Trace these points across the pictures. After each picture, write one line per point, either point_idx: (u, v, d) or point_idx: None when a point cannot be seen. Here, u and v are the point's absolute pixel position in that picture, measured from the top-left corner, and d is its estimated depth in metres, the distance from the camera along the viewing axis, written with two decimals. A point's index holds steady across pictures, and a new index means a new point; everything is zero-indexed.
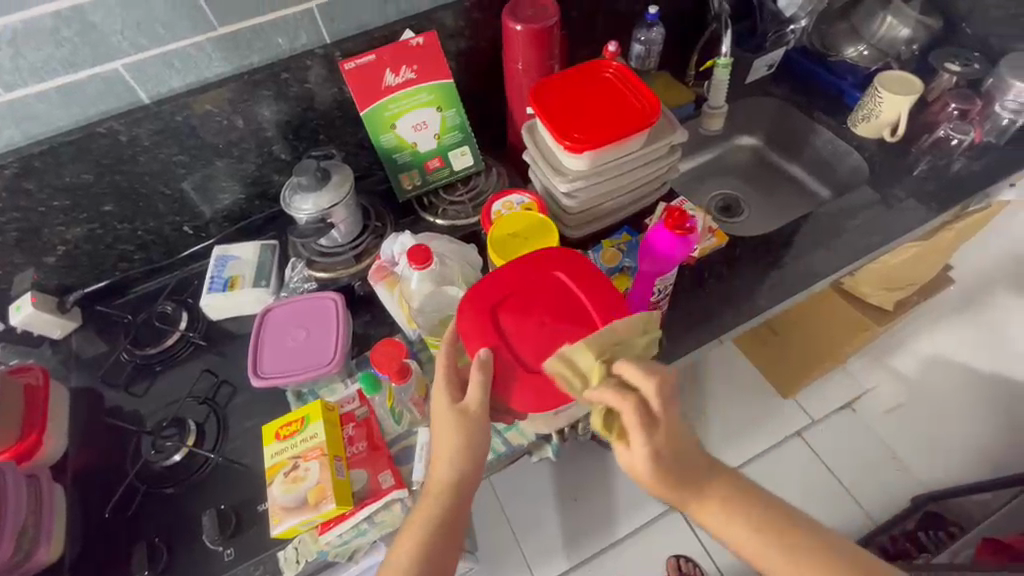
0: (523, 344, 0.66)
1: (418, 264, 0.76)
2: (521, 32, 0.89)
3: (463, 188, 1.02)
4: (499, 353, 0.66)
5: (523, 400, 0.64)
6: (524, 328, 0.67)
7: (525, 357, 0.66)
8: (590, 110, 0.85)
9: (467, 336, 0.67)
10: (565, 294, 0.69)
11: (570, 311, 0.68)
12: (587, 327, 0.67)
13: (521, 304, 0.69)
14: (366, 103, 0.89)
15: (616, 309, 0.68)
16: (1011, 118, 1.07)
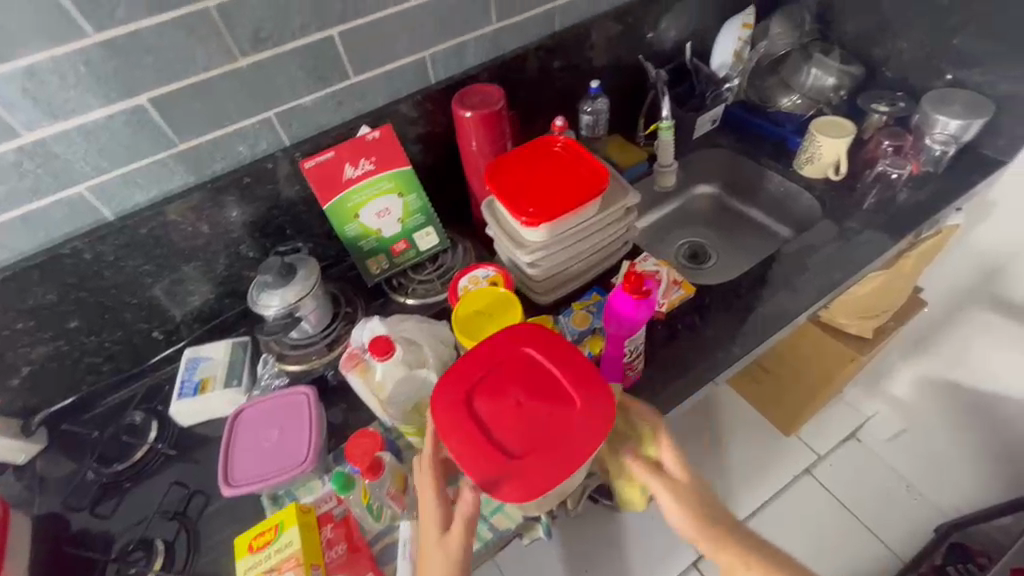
0: (501, 428, 0.65)
1: (380, 355, 0.77)
2: (471, 117, 0.94)
3: (432, 266, 1.04)
4: (478, 442, 0.64)
5: (507, 488, 0.62)
6: (500, 411, 0.66)
7: (505, 443, 0.64)
8: (543, 184, 0.89)
9: (441, 427, 0.66)
10: (539, 371, 0.69)
11: (544, 386, 0.67)
12: (566, 403, 0.66)
13: (494, 385, 0.68)
14: (328, 196, 0.92)
15: (591, 377, 0.67)
16: (942, 148, 1.12)
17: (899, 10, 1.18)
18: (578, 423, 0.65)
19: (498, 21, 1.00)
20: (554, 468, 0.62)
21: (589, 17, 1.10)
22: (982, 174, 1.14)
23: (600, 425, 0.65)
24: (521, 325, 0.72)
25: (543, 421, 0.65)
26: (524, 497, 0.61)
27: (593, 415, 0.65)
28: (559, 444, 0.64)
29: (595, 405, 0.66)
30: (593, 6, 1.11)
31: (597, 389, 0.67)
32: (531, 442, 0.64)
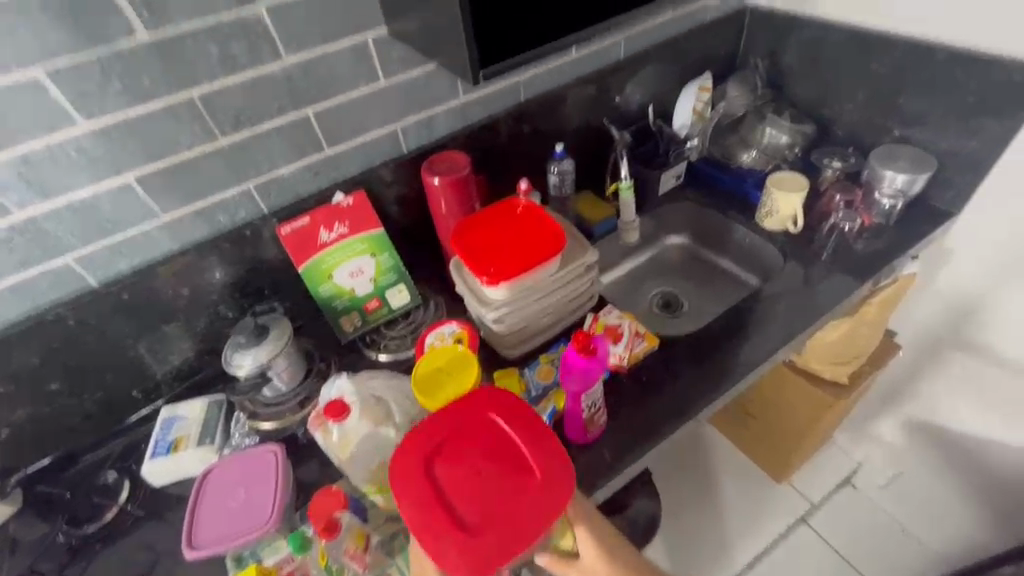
0: (459, 498, 0.67)
1: (334, 416, 0.80)
2: (439, 182, 1.01)
3: (404, 322, 1.08)
4: (437, 511, 0.66)
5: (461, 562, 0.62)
6: (458, 480, 0.68)
7: (465, 514, 0.66)
8: (505, 245, 0.94)
9: (400, 495, 0.67)
10: (502, 440, 0.71)
11: (506, 456, 0.70)
12: (526, 474, 0.68)
13: (456, 453, 0.70)
14: (303, 259, 0.97)
15: (549, 445, 0.70)
16: (891, 202, 1.18)
17: (845, 74, 1.27)
18: (535, 493, 0.67)
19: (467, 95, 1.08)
20: (510, 541, 0.64)
21: (553, 89, 1.19)
22: (932, 225, 1.20)
23: (561, 497, 0.67)
24: (482, 392, 0.75)
25: (502, 492, 0.67)
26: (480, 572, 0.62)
27: (551, 485, 0.67)
28: (515, 515, 0.65)
29: (553, 475, 0.68)
30: (557, 78, 1.20)
31: (558, 460, 0.69)
32: (490, 514, 0.66)
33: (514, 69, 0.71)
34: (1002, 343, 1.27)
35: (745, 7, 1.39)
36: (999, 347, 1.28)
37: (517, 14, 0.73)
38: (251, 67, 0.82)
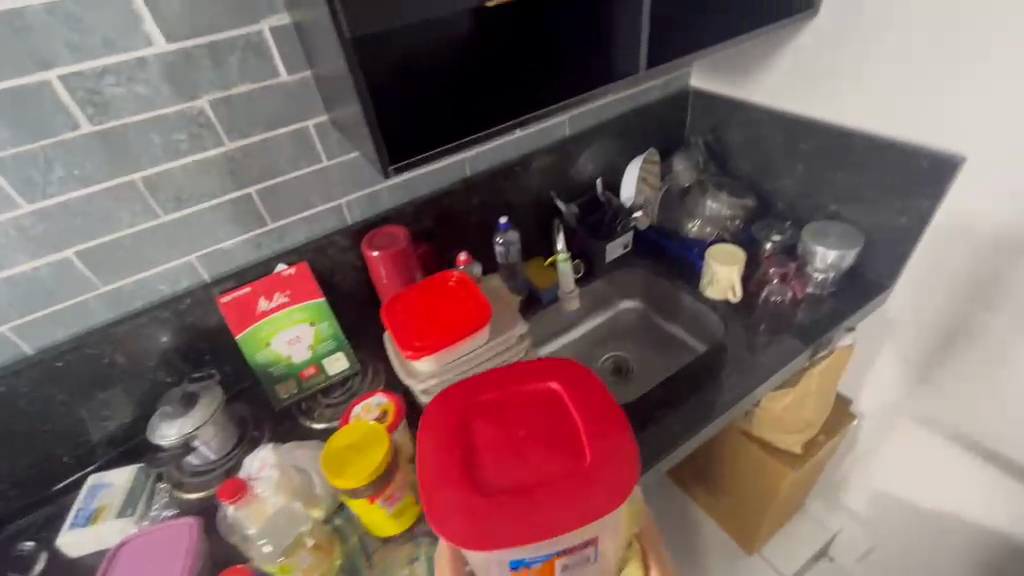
0: (485, 456, 0.68)
1: (226, 496, 0.79)
2: (378, 256, 1.06)
3: (341, 389, 1.10)
4: (463, 462, 0.67)
5: (462, 520, 0.62)
6: (491, 440, 0.69)
7: (494, 477, 0.66)
8: (434, 318, 0.97)
9: (432, 435, 0.70)
10: (556, 418, 0.71)
11: (556, 433, 0.69)
12: (572, 459, 0.66)
13: (502, 416, 0.72)
14: (241, 327, 1.00)
15: (608, 434, 0.67)
16: (823, 275, 1.22)
17: (779, 153, 1.33)
18: (576, 484, 0.64)
19: (411, 172, 1.14)
20: (532, 520, 0.61)
21: (499, 164, 1.25)
22: (866, 297, 1.23)
23: (605, 493, 0.63)
24: (545, 364, 0.77)
25: (536, 467, 0.66)
26: (488, 540, 0.60)
27: (590, 482, 0.63)
28: (545, 499, 0.63)
29: (594, 470, 0.64)
30: (505, 154, 1.27)
31: (613, 453, 0.66)
32: (520, 485, 0.65)
33: (420, 163, 0.77)
34: (948, 415, 1.26)
35: (688, 90, 1.49)
36: (948, 421, 1.27)
37: (426, 108, 0.78)
38: (194, 151, 0.88)
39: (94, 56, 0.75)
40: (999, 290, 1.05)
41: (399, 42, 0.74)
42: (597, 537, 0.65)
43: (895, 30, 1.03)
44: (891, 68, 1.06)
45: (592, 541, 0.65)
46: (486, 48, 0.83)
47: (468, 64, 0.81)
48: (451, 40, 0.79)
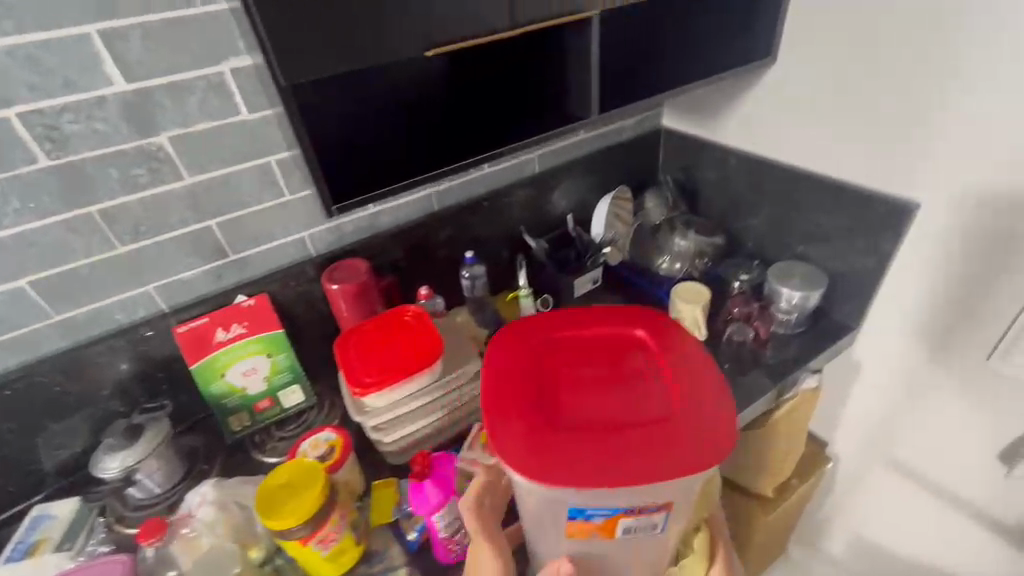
0: (556, 392, 0.64)
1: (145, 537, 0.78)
2: (337, 290, 1.06)
3: (295, 422, 1.09)
4: (534, 398, 0.63)
5: (526, 451, 0.58)
6: (563, 379, 0.66)
7: (567, 415, 0.62)
8: (387, 353, 0.97)
9: (500, 367, 0.67)
10: (637, 365, 0.67)
11: (638, 380, 0.65)
12: (657, 408, 0.62)
13: (575, 359, 0.68)
14: (196, 357, 0.99)
15: (698, 386, 0.63)
16: (787, 315, 1.22)
17: (746, 192, 1.35)
18: (661, 431, 0.59)
19: (377, 206, 1.16)
20: (610, 462, 0.57)
21: (467, 198, 1.27)
22: (833, 338, 1.22)
23: (694, 444, 0.58)
24: (627, 312, 0.73)
25: (615, 411, 0.62)
26: (559, 476, 0.56)
27: (673, 440, 0.58)
28: (625, 441, 0.59)
29: (679, 429, 0.59)
30: (473, 189, 1.29)
31: (704, 405, 0.61)
32: (598, 427, 0.60)
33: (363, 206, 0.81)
34: (921, 462, 1.23)
35: (659, 129, 1.52)
36: (922, 466, 1.23)
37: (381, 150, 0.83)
38: (153, 185, 0.90)
39: (54, 95, 0.77)
40: (960, 332, 1.05)
41: (402, 72, 0.82)
42: (671, 504, 0.60)
43: (848, 80, 1.06)
44: (849, 114, 1.08)
45: (667, 506, 0.60)
46: (461, 84, 0.88)
47: (450, 100, 0.87)
48: (429, 75, 0.85)
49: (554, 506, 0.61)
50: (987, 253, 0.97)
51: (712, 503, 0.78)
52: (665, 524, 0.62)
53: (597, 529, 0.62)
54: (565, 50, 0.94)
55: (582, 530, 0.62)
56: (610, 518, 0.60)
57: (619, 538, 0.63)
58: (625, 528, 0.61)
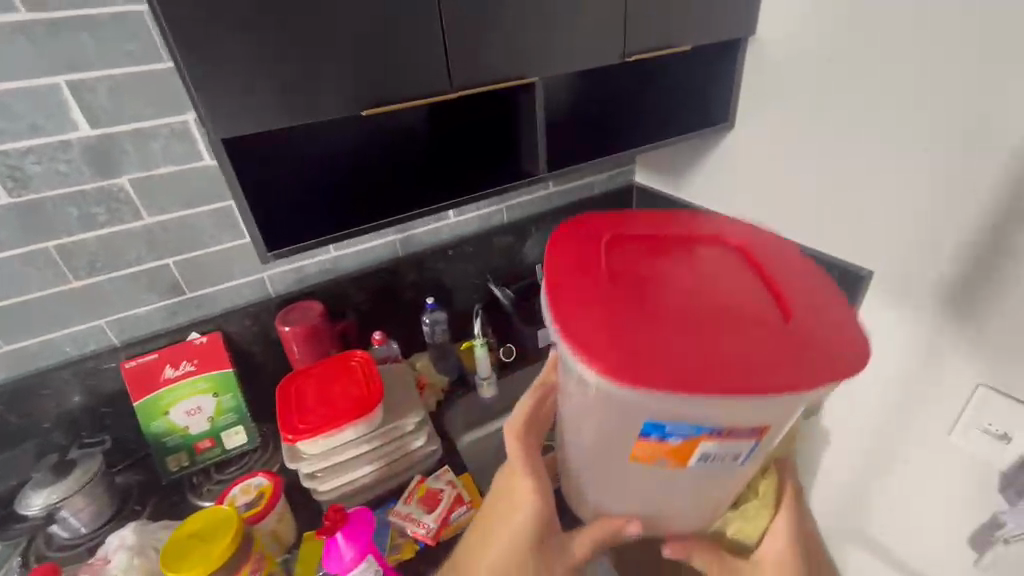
0: (642, 286, 0.55)
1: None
2: (289, 331, 1.07)
3: (236, 464, 1.07)
4: (608, 290, 0.55)
5: (601, 342, 0.50)
6: (650, 274, 0.57)
7: (649, 309, 0.53)
8: (328, 400, 0.96)
9: (563, 262, 0.59)
10: (726, 269, 0.59)
11: (731, 283, 0.57)
12: (757, 314, 0.53)
13: (653, 257, 0.60)
14: (140, 394, 0.99)
15: (802, 297, 0.55)
16: None
17: None
18: (764, 337, 0.50)
19: (340, 249, 1.18)
20: (705, 361, 0.48)
21: (433, 245, 1.29)
22: None
23: (805, 354, 0.49)
24: (708, 223, 0.66)
25: (707, 310, 0.53)
26: (643, 370, 0.47)
27: (790, 349, 0.49)
28: (719, 342, 0.50)
29: (784, 337, 0.50)
30: (438, 237, 1.31)
31: (812, 318, 0.53)
32: (686, 324, 0.51)
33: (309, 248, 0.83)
34: (897, 545, 1.14)
35: (633, 185, 1.54)
36: (897, 551, 1.14)
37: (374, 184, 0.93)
38: (111, 224, 0.93)
39: (19, 138, 0.82)
40: (909, 411, 1.01)
41: (390, 126, 0.98)
42: (763, 428, 0.51)
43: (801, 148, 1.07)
44: None
45: (761, 432, 0.52)
46: (439, 136, 1.01)
47: (432, 151, 0.99)
48: (415, 127, 1.00)
49: (629, 421, 0.52)
50: (925, 332, 0.93)
51: (784, 443, 0.70)
52: (750, 454, 0.55)
53: (670, 458, 0.53)
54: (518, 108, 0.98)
55: (654, 456, 0.53)
56: (693, 440, 0.50)
57: (692, 469, 0.54)
58: (705, 456, 0.52)
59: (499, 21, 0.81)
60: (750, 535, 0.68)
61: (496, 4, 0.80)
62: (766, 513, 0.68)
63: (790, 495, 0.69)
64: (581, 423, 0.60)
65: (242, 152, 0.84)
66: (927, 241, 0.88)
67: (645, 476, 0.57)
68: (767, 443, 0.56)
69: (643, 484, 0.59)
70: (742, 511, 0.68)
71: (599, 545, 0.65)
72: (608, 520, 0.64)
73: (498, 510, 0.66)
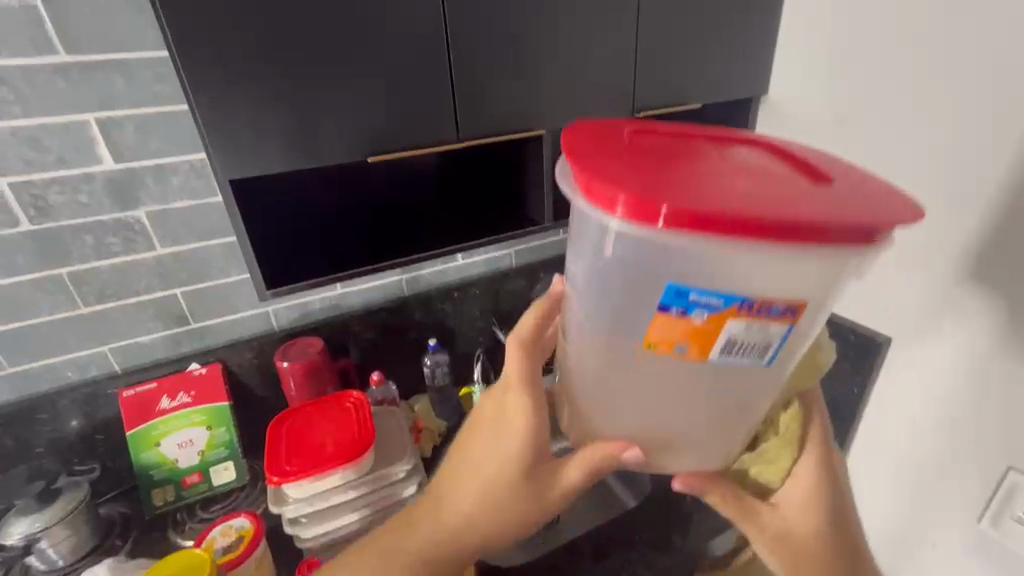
0: (670, 147, 0.47)
1: None
2: (287, 367, 1.06)
3: (221, 503, 1.05)
4: (630, 148, 0.47)
5: (624, 180, 0.41)
6: (672, 142, 0.48)
7: (677, 162, 0.44)
8: (317, 441, 0.94)
9: (582, 128, 0.51)
10: (769, 141, 0.50)
11: (777, 149, 0.48)
12: (806, 174, 0.44)
13: (685, 129, 0.52)
14: (134, 423, 0.99)
15: (857, 170, 0.46)
16: None
17: None
18: (814, 191, 0.42)
19: (347, 286, 1.19)
20: (743, 200, 0.39)
21: (439, 286, 1.29)
22: None
23: (864, 205, 0.40)
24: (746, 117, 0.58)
25: (746, 165, 0.44)
26: (669, 204, 0.39)
27: (842, 198, 0.41)
28: (759, 188, 0.41)
29: (839, 192, 0.42)
30: (445, 278, 1.31)
31: (868, 182, 0.44)
32: (720, 173, 0.43)
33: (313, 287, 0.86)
34: None
35: None
36: None
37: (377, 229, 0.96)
38: (125, 253, 0.95)
39: (45, 169, 0.85)
40: (945, 477, 0.96)
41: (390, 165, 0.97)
42: (800, 303, 0.43)
43: None
44: None
45: (797, 312, 0.44)
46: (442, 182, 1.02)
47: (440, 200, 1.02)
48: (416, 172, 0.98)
49: (651, 285, 0.45)
50: (970, 395, 0.89)
51: (807, 374, 0.59)
52: (781, 352, 0.46)
53: (690, 345, 0.45)
54: (525, 161, 1.00)
55: (670, 340, 0.45)
56: (718, 316, 0.42)
57: (713, 363, 0.46)
58: (730, 344, 0.44)
59: (502, 79, 0.87)
60: (771, 481, 0.59)
61: (500, 63, 0.86)
62: (790, 457, 0.58)
63: (813, 428, 0.60)
64: (590, 310, 0.51)
65: (252, 191, 0.87)
66: (951, 296, 0.89)
67: (660, 375, 0.49)
68: (805, 335, 0.47)
69: (654, 391, 0.50)
70: (761, 453, 0.59)
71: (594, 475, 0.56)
72: (605, 443, 0.55)
73: (482, 430, 0.60)
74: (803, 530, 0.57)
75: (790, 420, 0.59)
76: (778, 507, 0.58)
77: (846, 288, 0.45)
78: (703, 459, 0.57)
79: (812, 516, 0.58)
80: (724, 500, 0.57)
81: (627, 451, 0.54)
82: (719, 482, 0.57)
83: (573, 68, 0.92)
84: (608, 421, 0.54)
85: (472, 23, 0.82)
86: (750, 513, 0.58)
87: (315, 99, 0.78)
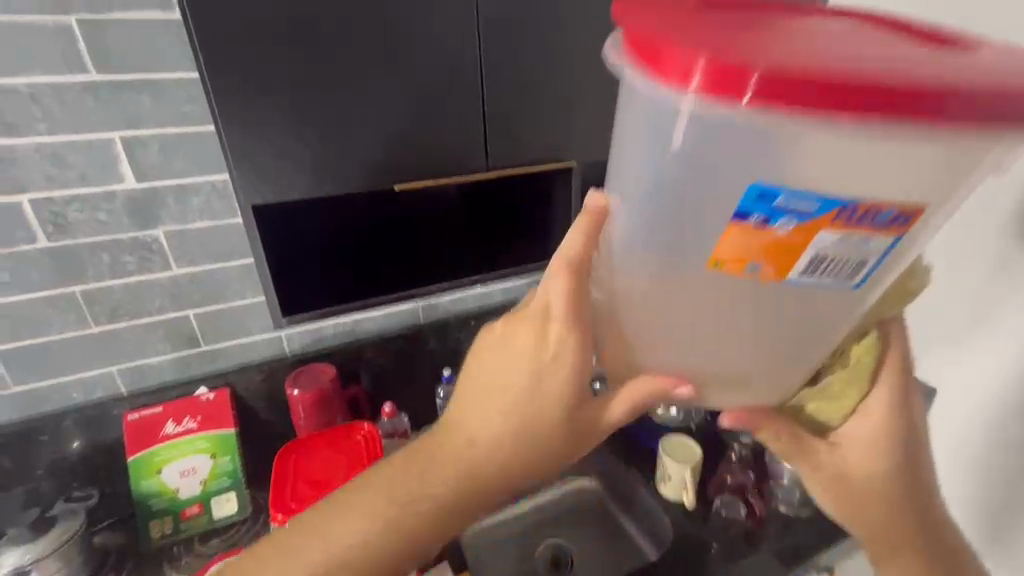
0: (750, 23, 0.39)
1: None
2: (298, 395, 1.03)
3: (221, 536, 1.00)
4: (706, 21, 0.39)
5: (706, 48, 0.34)
6: (747, 16, 0.41)
7: (768, 34, 0.37)
8: (325, 478, 0.90)
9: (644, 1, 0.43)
10: (869, 22, 0.43)
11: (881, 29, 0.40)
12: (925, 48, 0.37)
13: (766, 9, 0.44)
14: (137, 449, 0.95)
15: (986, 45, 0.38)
16: (786, 507, 1.08)
17: None
18: (943, 60, 0.34)
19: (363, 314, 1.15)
20: (863, 69, 0.32)
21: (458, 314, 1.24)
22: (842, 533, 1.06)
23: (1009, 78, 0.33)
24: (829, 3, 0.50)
25: (853, 41, 0.37)
26: (767, 75, 0.32)
27: (983, 65, 0.33)
28: (876, 59, 0.34)
29: (972, 63, 0.34)
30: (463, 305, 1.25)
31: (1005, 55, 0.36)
32: (824, 46, 0.35)
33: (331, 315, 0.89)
34: None
35: None
36: None
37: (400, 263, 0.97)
38: (141, 272, 0.93)
39: (67, 186, 0.84)
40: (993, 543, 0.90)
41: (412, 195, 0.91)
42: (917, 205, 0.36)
43: None
44: None
45: (908, 222, 0.37)
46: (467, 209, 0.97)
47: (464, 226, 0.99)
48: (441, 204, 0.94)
49: (737, 172, 0.37)
50: None
51: (898, 302, 0.49)
52: (876, 273, 0.40)
53: (775, 259, 0.38)
54: (554, 196, 0.99)
55: (745, 255, 0.38)
56: (812, 226, 0.36)
57: (798, 277, 0.39)
58: (818, 261, 0.38)
59: (528, 110, 0.86)
60: (832, 418, 0.53)
61: (527, 94, 0.85)
62: (857, 394, 0.52)
63: (887, 358, 0.52)
64: (657, 203, 0.42)
65: (273, 219, 0.85)
66: (1003, 344, 0.84)
67: (730, 294, 0.42)
68: (913, 245, 0.41)
69: (721, 315, 0.44)
70: (824, 388, 0.52)
71: (639, 406, 0.49)
72: (656, 377, 0.49)
73: (519, 350, 0.48)
74: (860, 468, 0.54)
75: (867, 351, 0.51)
76: (836, 446, 0.54)
77: (976, 189, 0.38)
78: (762, 396, 0.51)
79: (874, 454, 0.53)
80: (778, 436, 0.52)
81: (680, 387, 0.48)
82: (775, 417, 0.52)
83: (601, 97, 0.90)
84: (660, 348, 0.47)
85: (499, 53, 0.81)
86: (807, 450, 0.53)
87: (342, 126, 0.78)
